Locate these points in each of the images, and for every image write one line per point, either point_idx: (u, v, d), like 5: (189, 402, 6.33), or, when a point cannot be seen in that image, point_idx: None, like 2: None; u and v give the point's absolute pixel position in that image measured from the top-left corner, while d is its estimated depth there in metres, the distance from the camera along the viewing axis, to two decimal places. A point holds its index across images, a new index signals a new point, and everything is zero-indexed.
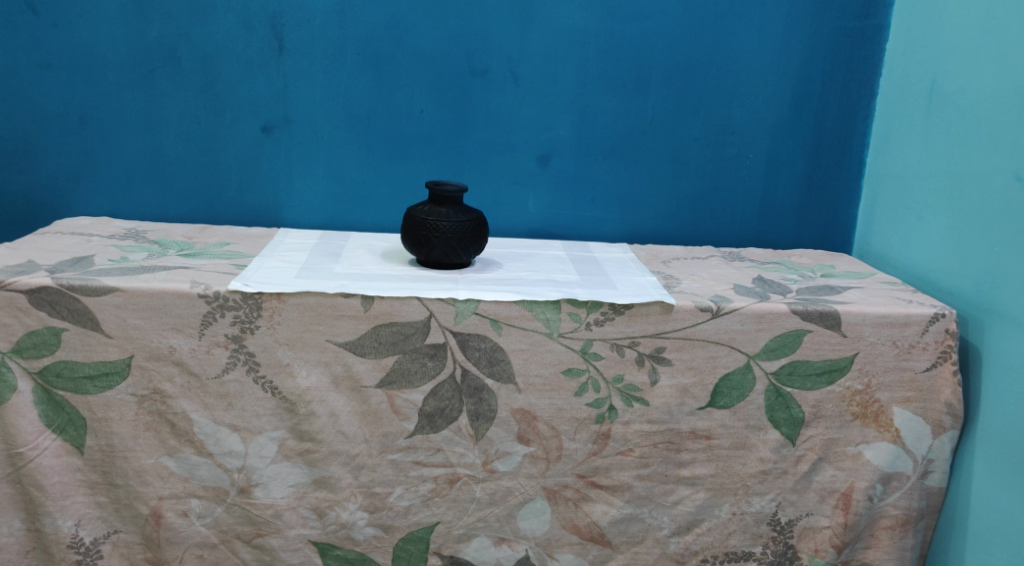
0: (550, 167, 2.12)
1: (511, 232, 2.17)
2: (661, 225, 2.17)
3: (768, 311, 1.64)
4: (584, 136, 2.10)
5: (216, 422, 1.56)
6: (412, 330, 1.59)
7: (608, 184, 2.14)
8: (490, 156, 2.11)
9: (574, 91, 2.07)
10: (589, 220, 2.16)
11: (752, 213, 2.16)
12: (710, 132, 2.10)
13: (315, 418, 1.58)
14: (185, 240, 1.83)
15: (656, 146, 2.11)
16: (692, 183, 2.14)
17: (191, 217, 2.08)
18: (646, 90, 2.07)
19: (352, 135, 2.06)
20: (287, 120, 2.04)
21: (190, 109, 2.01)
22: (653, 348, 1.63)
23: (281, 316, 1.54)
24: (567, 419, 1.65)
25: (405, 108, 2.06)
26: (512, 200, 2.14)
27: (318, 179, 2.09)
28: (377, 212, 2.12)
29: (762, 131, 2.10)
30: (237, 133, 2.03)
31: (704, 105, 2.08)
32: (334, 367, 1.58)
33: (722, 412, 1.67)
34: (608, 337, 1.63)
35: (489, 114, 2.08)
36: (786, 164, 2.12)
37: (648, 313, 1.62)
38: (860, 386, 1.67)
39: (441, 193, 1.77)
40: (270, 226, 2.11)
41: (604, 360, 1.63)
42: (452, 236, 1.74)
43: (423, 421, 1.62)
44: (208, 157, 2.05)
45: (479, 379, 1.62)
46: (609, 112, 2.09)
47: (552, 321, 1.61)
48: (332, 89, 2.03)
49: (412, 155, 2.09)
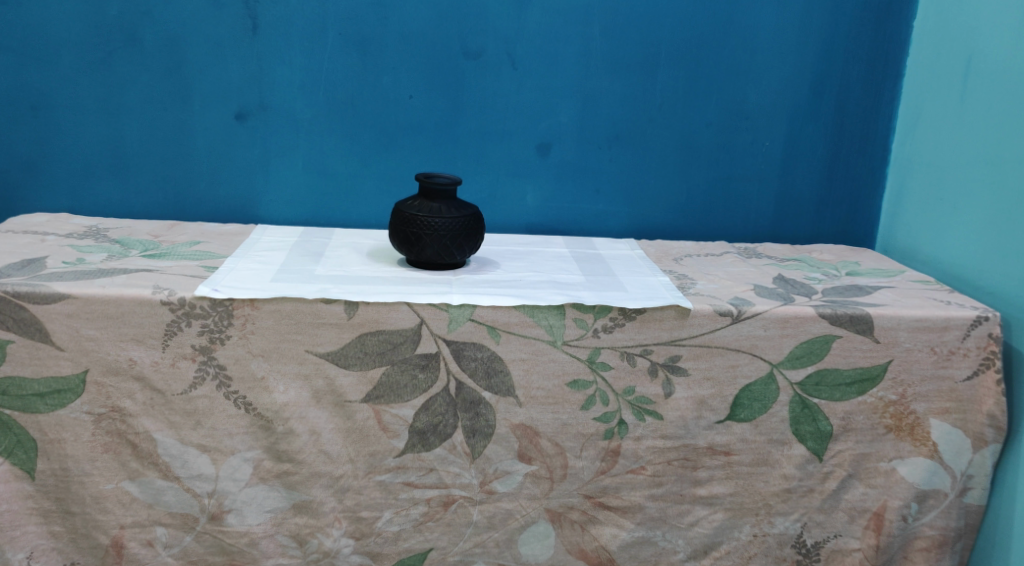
0: (550, 157, 1.96)
1: (509, 227, 2.02)
2: (670, 219, 2.01)
3: (794, 315, 1.48)
4: (587, 122, 1.94)
5: (183, 442, 1.40)
6: (401, 338, 1.43)
7: (613, 175, 1.98)
8: (486, 145, 1.95)
9: (576, 73, 1.91)
10: (592, 214, 2.01)
11: (767, 206, 2.00)
12: (723, 117, 1.94)
13: (295, 436, 1.43)
14: (151, 240, 1.68)
15: (665, 133, 1.95)
16: (703, 174, 1.98)
17: (160, 213, 1.92)
18: (654, 72, 1.91)
19: (336, 123, 1.90)
20: (263, 106, 1.88)
21: (156, 94, 1.85)
22: (668, 356, 1.48)
23: (255, 325, 1.38)
24: (572, 434, 1.50)
25: (392, 92, 1.90)
26: (510, 192, 1.98)
27: (298, 170, 1.93)
28: (364, 205, 1.96)
29: (779, 116, 1.94)
30: (209, 121, 1.87)
31: (716, 88, 1.92)
32: (315, 381, 1.42)
33: (742, 426, 1.52)
34: (617, 345, 1.47)
35: (484, 99, 1.92)
36: (805, 152, 1.96)
37: (663, 318, 1.47)
38: (894, 397, 1.52)
39: (432, 186, 1.61)
40: (246, 222, 1.95)
41: (613, 371, 1.48)
42: (445, 233, 1.59)
43: (414, 439, 1.47)
44: (177, 147, 1.89)
45: (476, 392, 1.46)
46: (614, 96, 1.93)
47: (556, 327, 1.46)
48: (313, 72, 1.87)
49: (401, 144, 1.93)
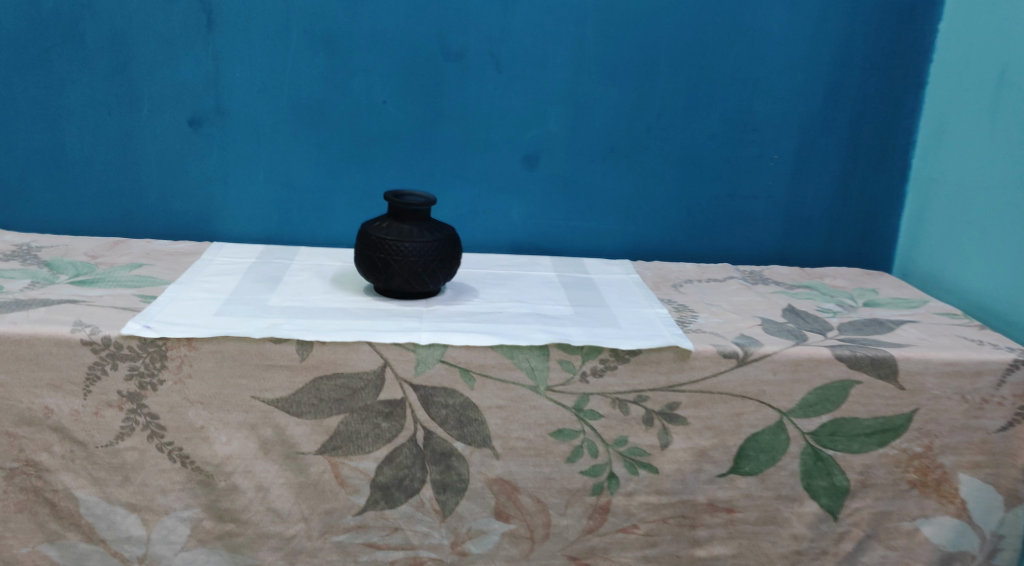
0: (538, 170, 1.79)
1: (491, 246, 1.84)
2: (668, 239, 1.84)
3: (808, 357, 1.29)
4: (579, 133, 1.77)
5: (109, 501, 1.23)
6: (361, 383, 1.26)
7: (607, 190, 1.81)
8: (468, 156, 1.77)
9: (567, 78, 1.73)
10: (584, 232, 1.84)
11: (774, 225, 1.83)
12: (728, 128, 1.77)
13: (239, 493, 1.25)
14: (88, 263, 1.51)
15: (664, 144, 1.78)
16: (706, 189, 1.81)
17: (105, 228, 1.75)
18: (652, 77, 1.74)
19: (301, 131, 1.72)
20: (219, 111, 1.70)
21: (98, 98, 1.67)
22: (665, 404, 1.30)
23: (192, 367, 1.21)
24: (557, 490, 1.33)
25: (363, 97, 1.72)
26: (494, 208, 1.81)
27: (259, 182, 1.75)
28: (332, 221, 1.79)
29: (788, 127, 1.77)
30: (159, 127, 1.70)
31: (720, 95, 1.75)
32: (263, 431, 1.24)
33: (747, 481, 1.33)
34: (608, 391, 1.29)
35: (464, 105, 1.74)
36: (817, 167, 1.79)
37: (659, 360, 1.29)
38: (919, 449, 1.33)
39: (402, 206, 1.43)
40: (202, 238, 1.77)
41: (603, 420, 1.30)
42: (416, 259, 1.41)
43: (376, 495, 1.29)
44: (123, 156, 1.71)
45: (447, 443, 1.29)
46: (607, 104, 1.75)
47: (538, 371, 1.28)
48: (275, 74, 1.69)
49: (373, 154, 1.75)
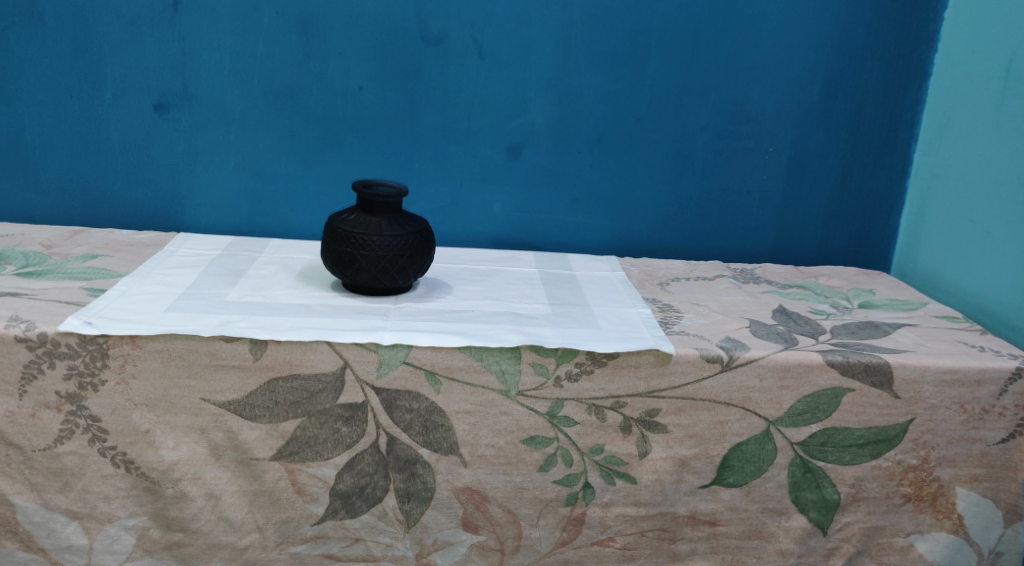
0: (522, 161, 1.71)
1: (472, 240, 1.76)
2: (657, 235, 1.76)
3: (797, 363, 1.20)
4: (565, 122, 1.69)
5: (49, 508, 1.18)
6: (320, 386, 1.18)
7: (593, 183, 1.73)
8: (448, 146, 1.69)
9: (552, 65, 1.65)
10: (569, 227, 1.76)
11: (769, 222, 1.75)
12: (721, 119, 1.68)
13: (187, 502, 1.19)
14: (40, 252, 1.44)
15: (654, 136, 1.70)
16: (697, 183, 1.73)
17: (67, 217, 1.67)
18: (642, 65, 1.65)
19: (273, 117, 1.64)
20: (186, 96, 1.61)
21: (59, 80, 1.59)
22: (644, 410, 1.22)
23: (136, 366, 1.14)
24: (528, 500, 1.25)
25: (338, 83, 1.63)
26: (475, 200, 1.73)
27: (228, 171, 1.67)
28: (306, 213, 1.71)
29: (784, 119, 1.68)
30: (122, 111, 1.61)
31: (714, 85, 1.66)
32: (214, 435, 1.18)
33: (731, 493, 1.24)
34: (584, 397, 1.21)
35: (444, 93, 1.66)
36: (814, 161, 1.71)
37: (639, 364, 1.20)
38: (914, 461, 1.24)
39: (371, 197, 1.34)
40: (168, 229, 1.70)
41: (578, 427, 1.22)
42: (384, 253, 1.33)
43: (336, 504, 1.22)
44: (85, 141, 1.63)
45: (411, 450, 1.21)
46: (595, 93, 1.67)
47: (510, 375, 1.20)
48: (245, 58, 1.60)
49: (348, 143, 1.67)
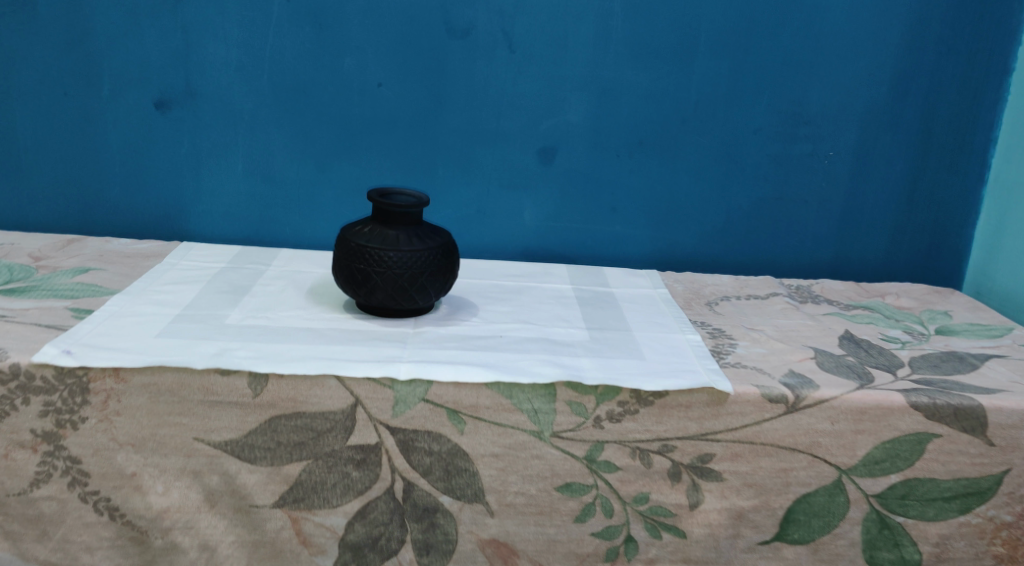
0: (555, 165, 1.56)
1: (501, 251, 1.62)
2: (703, 246, 1.61)
3: (875, 405, 1.04)
4: (603, 123, 1.54)
5: (25, 558, 1.06)
6: (328, 425, 1.04)
7: (633, 190, 1.58)
8: (474, 148, 1.54)
9: (589, 60, 1.50)
10: (606, 237, 1.61)
11: (827, 233, 1.58)
12: (776, 120, 1.52)
13: (179, 554, 1.06)
14: (27, 265, 1.32)
15: (700, 139, 1.54)
16: (747, 191, 1.57)
17: (63, 224, 1.55)
18: (689, 61, 1.50)
19: (283, 117, 1.50)
20: (189, 93, 1.48)
21: (52, 75, 1.47)
22: (696, 455, 1.06)
23: (120, 403, 1.02)
24: (563, 554, 1.10)
25: (354, 79, 1.49)
26: (503, 209, 1.58)
27: (235, 175, 1.53)
28: (320, 221, 1.57)
29: (847, 120, 1.52)
30: (121, 109, 1.48)
31: (769, 82, 1.50)
32: (208, 479, 1.05)
33: (795, 550, 1.09)
34: (627, 439, 1.06)
35: (470, 91, 1.51)
36: (879, 167, 1.54)
37: (690, 404, 1.05)
38: (1008, 518, 1.08)
39: (387, 208, 1.20)
40: (171, 237, 1.57)
41: (620, 474, 1.07)
42: (401, 272, 1.18)
43: (346, 556, 1.08)
44: (81, 141, 1.50)
45: (430, 497, 1.07)
46: (636, 91, 1.52)
47: (543, 414, 1.05)
48: (252, 51, 1.46)
49: (365, 145, 1.53)
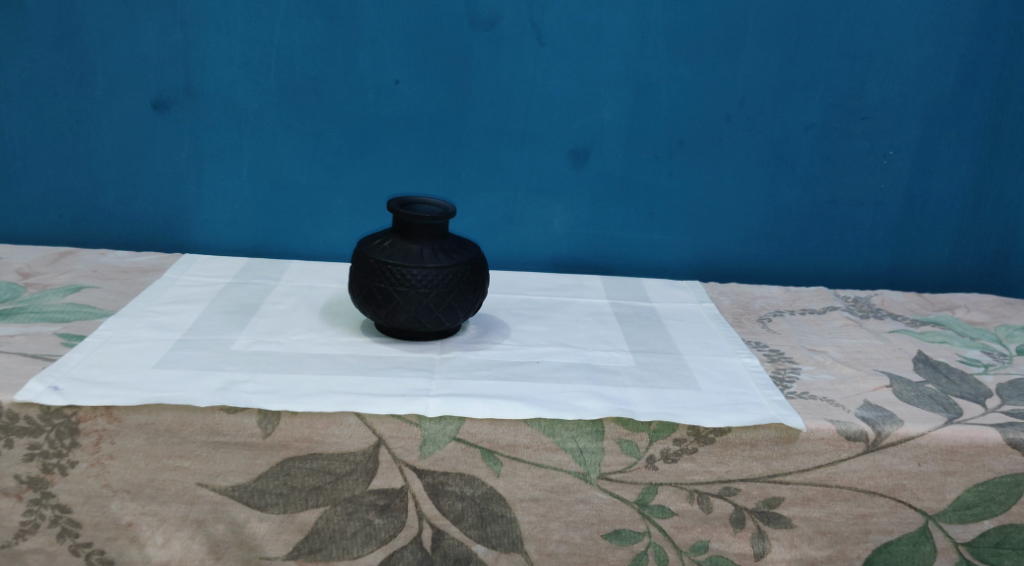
0: (587, 167, 1.44)
1: (529, 261, 1.50)
2: (749, 254, 1.50)
3: (968, 443, 0.92)
4: (640, 122, 1.41)
5: None
6: (347, 468, 0.93)
7: (672, 194, 1.46)
8: (500, 150, 1.42)
9: (626, 52, 1.37)
10: (644, 245, 1.49)
11: (886, 238, 1.48)
12: (831, 116, 1.41)
13: None
14: (14, 284, 1.20)
15: (747, 137, 1.42)
16: (798, 193, 1.45)
17: (57, 235, 1.44)
18: (736, 52, 1.37)
19: (292, 117, 1.39)
20: (189, 92, 1.36)
21: (41, 74, 1.35)
22: (762, 499, 0.93)
23: (115, 445, 0.90)
24: None
25: (370, 76, 1.37)
26: (532, 215, 1.46)
27: (241, 181, 1.42)
28: (334, 229, 1.45)
29: (909, 116, 1.40)
30: (116, 111, 1.37)
31: (824, 75, 1.38)
32: (214, 529, 0.93)
33: None
34: (684, 481, 0.94)
35: (496, 88, 1.39)
36: (945, 165, 1.43)
37: (756, 442, 0.92)
38: None
39: (409, 219, 1.08)
40: (173, 248, 1.45)
41: (675, 519, 0.95)
42: (426, 291, 1.07)
43: None
44: (74, 146, 1.39)
45: (462, 547, 0.95)
46: (677, 86, 1.39)
47: (589, 454, 0.93)
48: (258, 46, 1.34)
49: (382, 148, 1.41)
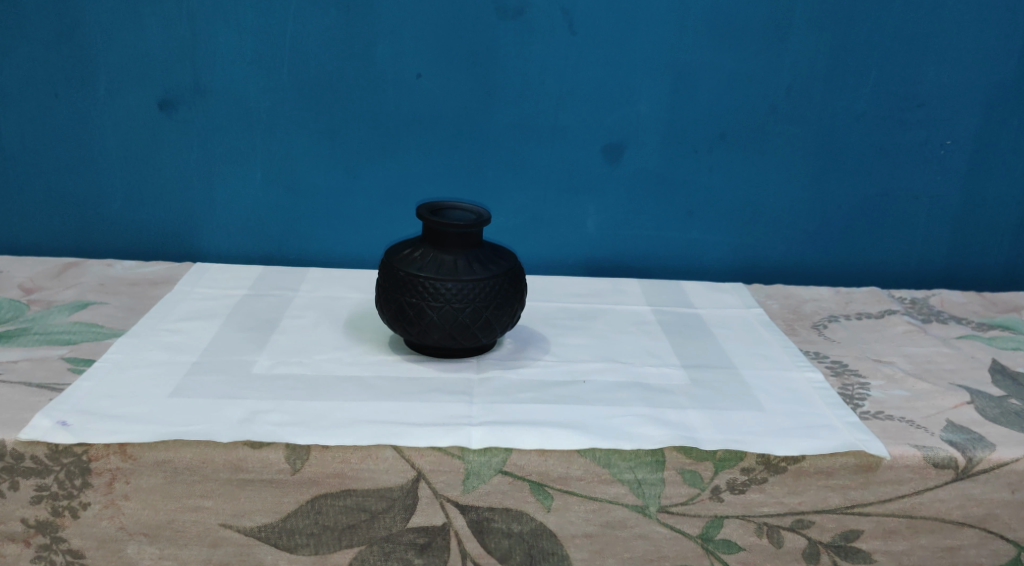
0: (623, 164, 1.35)
1: (562, 264, 1.41)
2: (795, 253, 1.41)
3: None
4: (679, 114, 1.32)
5: None
6: (383, 505, 0.85)
7: (713, 190, 1.37)
8: (530, 147, 1.33)
9: (664, 40, 1.28)
10: (683, 245, 1.40)
11: (940, 234, 1.40)
12: (884, 104, 1.32)
13: None
14: (16, 300, 1.12)
15: (793, 129, 1.33)
16: (847, 188, 1.37)
17: (61, 244, 1.36)
18: (782, 38, 1.28)
19: (308, 115, 1.30)
20: (198, 90, 1.28)
21: (39, 73, 1.26)
22: (839, 533, 0.85)
23: (130, 485, 0.83)
24: None
25: (390, 70, 1.28)
26: (564, 216, 1.38)
27: (254, 184, 1.33)
28: (355, 234, 1.37)
29: (968, 104, 1.32)
30: (120, 112, 1.28)
31: (878, 60, 1.30)
32: None
33: None
34: (752, 513, 0.85)
35: (525, 80, 1.30)
36: (1005, 155, 1.36)
37: (833, 470, 0.83)
38: None
39: (440, 228, 0.99)
40: (184, 257, 1.37)
41: (742, 555, 0.86)
42: (461, 306, 0.98)
43: None
44: (76, 150, 1.30)
45: None
46: (719, 75, 1.30)
47: (648, 486, 0.85)
48: (271, 40, 1.26)
49: (405, 146, 1.33)
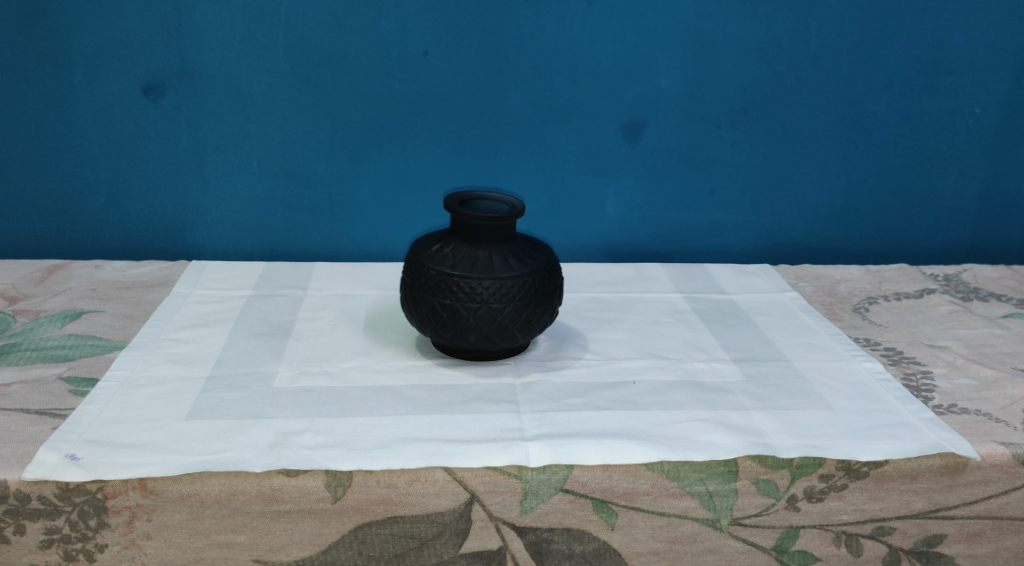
0: (643, 142, 1.27)
1: (579, 249, 1.34)
2: (820, 230, 1.36)
3: None
4: (702, 88, 1.25)
5: None
6: (434, 530, 0.77)
7: (737, 167, 1.30)
8: (545, 127, 1.25)
9: (687, 9, 1.20)
10: (705, 226, 1.34)
11: (969, 206, 1.36)
12: (914, 74, 1.26)
13: None
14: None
15: (820, 101, 1.27)
16: (875, 162, 1.31)
17: (39, 245, 1.25)
18: (811, 4, 1.21)
19: (306, 99, 1.20)
20: (185, 74, 1.17)
21: (8, 59, 1.14)
22: (920, 538, 0.81)
23: (153, 522, 0.74)
24: None
25: (395, 48, 1.19)
26: (581, 199, 1.30)
27: (250, 174, 1.23)
28: (359, 224, 1.28)
29: (1000, 71, 1.27)
30: (100, 100, 1.17)
31: (910, 27, 1.23)
32: None
33: None
34: (829, 522, 0.80)
35: (539, 56, 1.21)
36: None
37: (919, 474, 0.78)
38: None
39: (473, 221, 0.91)
40: (175, 254, 1.28)
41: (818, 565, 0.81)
42: (500, 307, 0.90)
43: None
44: (53, 143, 1.19)
45: None
46: (744, 47, 1.23)
47: (719, 498, 0.78)
48: (264, 17, 1.15)
49: (412, 130, 1.23)
